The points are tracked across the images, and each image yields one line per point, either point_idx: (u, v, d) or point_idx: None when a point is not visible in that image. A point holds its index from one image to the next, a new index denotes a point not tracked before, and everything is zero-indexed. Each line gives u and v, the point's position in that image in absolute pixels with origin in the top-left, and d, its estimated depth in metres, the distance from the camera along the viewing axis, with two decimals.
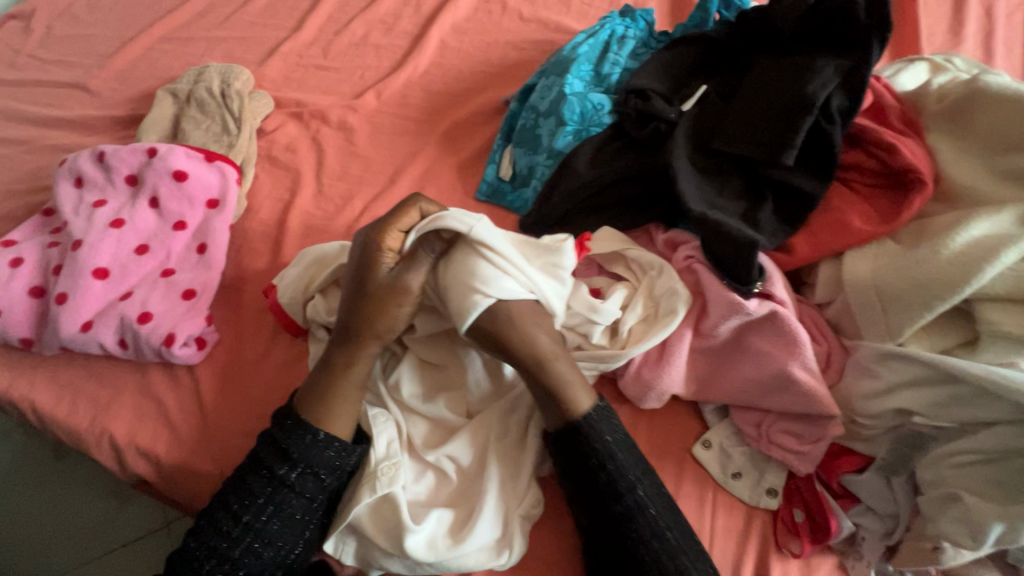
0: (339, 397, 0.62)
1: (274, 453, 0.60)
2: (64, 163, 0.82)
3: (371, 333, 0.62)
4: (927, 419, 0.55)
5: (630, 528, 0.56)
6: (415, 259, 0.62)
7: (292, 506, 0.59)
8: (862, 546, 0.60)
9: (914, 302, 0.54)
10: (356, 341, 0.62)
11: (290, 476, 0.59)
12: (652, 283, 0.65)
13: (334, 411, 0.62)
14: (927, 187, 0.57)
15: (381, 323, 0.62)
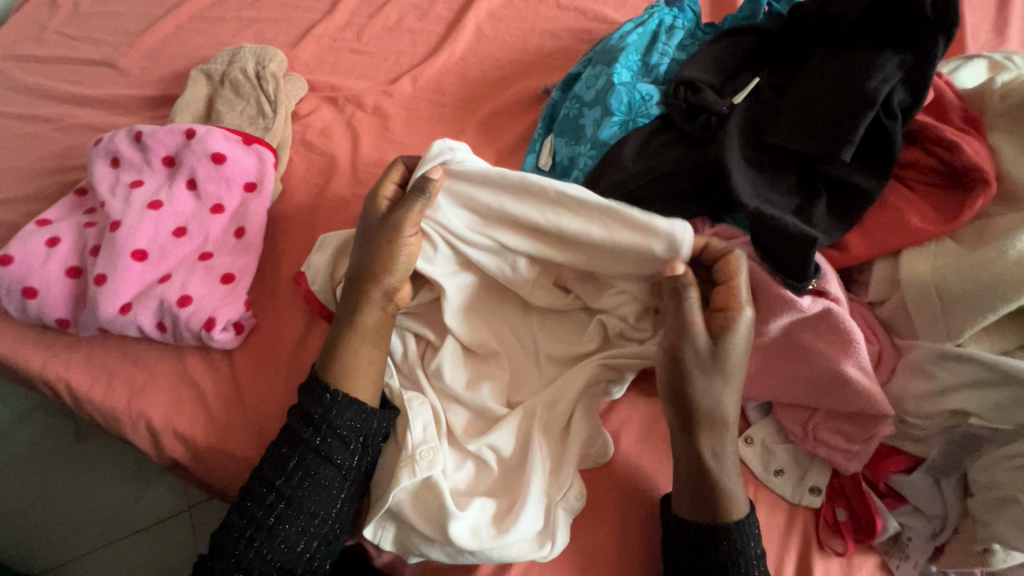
0: (355, 359, 0.63)
1: (299, 421, 0.61)
2: (101, 143, 0.81)
3: (370, 282, 0.64)
4: (984, 420, 0.55)
5: (709, 504, 0.57)
6: (404, 206, 0.63)
7: (322, 472, 0.60)
8: (908, 547, 0.59)
9: (978, 303, 0.54)
10: (360, 296, 0.64)
11: (316, 441, 0.60)
12: None
13: (355, 374, 0.63)
14: (991, 188, 0.57)
15: (382, 269, 0.63)
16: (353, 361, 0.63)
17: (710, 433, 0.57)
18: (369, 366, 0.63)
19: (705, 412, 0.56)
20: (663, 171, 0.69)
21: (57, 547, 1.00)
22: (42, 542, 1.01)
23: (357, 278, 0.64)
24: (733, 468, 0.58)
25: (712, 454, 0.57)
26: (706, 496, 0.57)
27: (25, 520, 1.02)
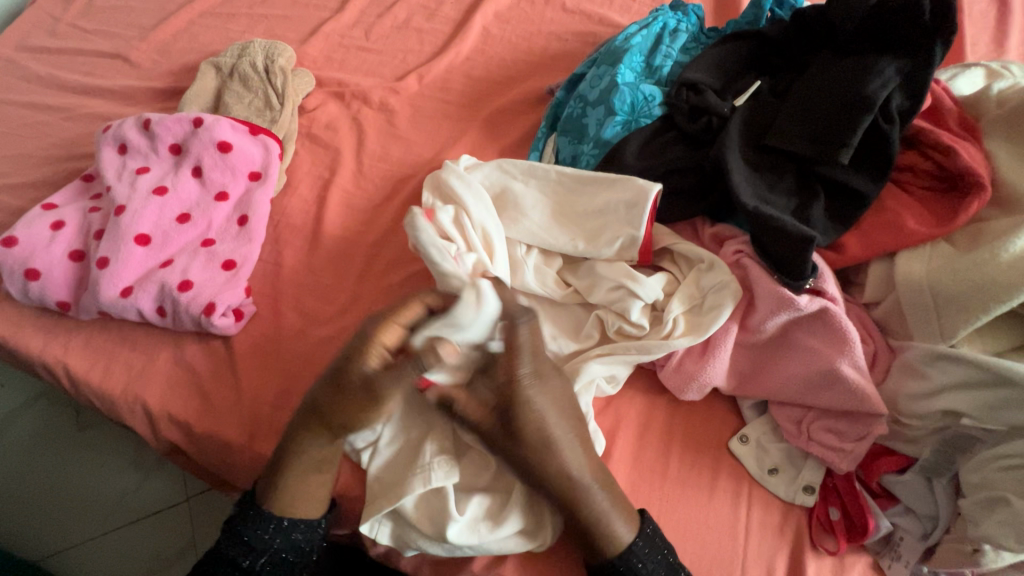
0: (298, 487, 0.61)
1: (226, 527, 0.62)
2: (109, 130, 0.82)
3: (317, 425, 0.60)
4: (975, 421, 0.55)
5: (591, 542, 0.58)
6: (404, 369, 0.57)
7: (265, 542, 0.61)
8: (899, 547, 0.60)
9: (972, 304, 0.54)
10: (296, 441, 0.61)
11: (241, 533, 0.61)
12: (699, 276, 0.65)
13: (294, 500, 0.61)
14: (986, 192, 0.58)
15: (340, 422, 0.59)
16: (290, 488, 0.61)
17: (566, 482, 0.57)
18: (317, 488, 0.62)
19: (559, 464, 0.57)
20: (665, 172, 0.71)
21: (56, 535, 1.01)
22: (43, 529, 1.01)
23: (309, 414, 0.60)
24: (619, 504, 0.58)
25: (576, 500, 0.57)
26: (587, 535, 0.58)
27: (25, 507, 1.03)
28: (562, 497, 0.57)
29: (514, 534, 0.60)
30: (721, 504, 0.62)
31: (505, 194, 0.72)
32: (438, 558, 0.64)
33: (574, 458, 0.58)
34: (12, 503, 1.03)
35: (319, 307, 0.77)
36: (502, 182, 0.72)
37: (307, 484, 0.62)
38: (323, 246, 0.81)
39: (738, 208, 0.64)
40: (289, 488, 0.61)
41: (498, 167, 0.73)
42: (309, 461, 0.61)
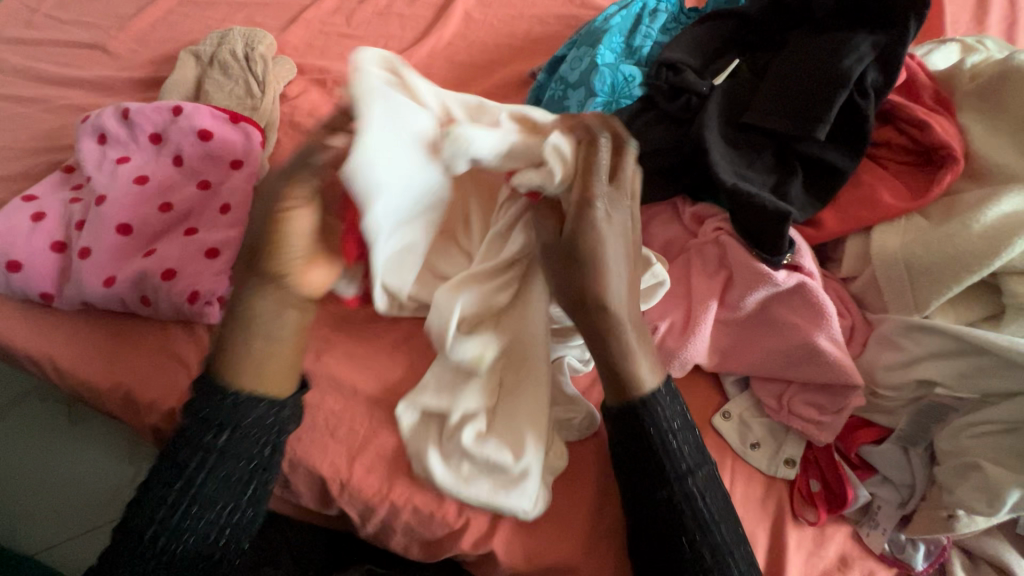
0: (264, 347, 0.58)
1: (200, 422, 0.56)
2: (87, 120, 0.82)
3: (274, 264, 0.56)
4: (949, 390, 0.56)
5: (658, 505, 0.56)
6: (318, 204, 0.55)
7: (226, 471, 0.56)
8: (877, 515, 0.62)
9: (944, 274, 0.55)
10: (255, 271, 0.57)
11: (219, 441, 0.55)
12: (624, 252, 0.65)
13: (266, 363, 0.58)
14: (959, 164, 0.59)
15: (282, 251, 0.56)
16: (238, 340, 0.58)
17: (601, 312, 0.56)
18: (271, 355, 0.59)
19: (632, 367, 0.57)
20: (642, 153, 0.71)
21: (57, 528, 1.01)
22: (45, 523, 1.02)
23: (247, 248, 0.58)
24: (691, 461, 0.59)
25: (616, 323, 0.57)
26: (616, 361, 0.57)
27: (22, 502, 1.03)
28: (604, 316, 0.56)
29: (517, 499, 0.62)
30: None
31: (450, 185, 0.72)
32: (429, 537, 0.65)
33: (625, 309, 0.57)
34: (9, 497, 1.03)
35: None
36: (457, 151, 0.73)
37: (261, 353, 0.58)
38: None
39: (717, 186, 0.65)
40: (243, 331, 0.58)
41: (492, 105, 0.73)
42: (276, 321, 0.59)
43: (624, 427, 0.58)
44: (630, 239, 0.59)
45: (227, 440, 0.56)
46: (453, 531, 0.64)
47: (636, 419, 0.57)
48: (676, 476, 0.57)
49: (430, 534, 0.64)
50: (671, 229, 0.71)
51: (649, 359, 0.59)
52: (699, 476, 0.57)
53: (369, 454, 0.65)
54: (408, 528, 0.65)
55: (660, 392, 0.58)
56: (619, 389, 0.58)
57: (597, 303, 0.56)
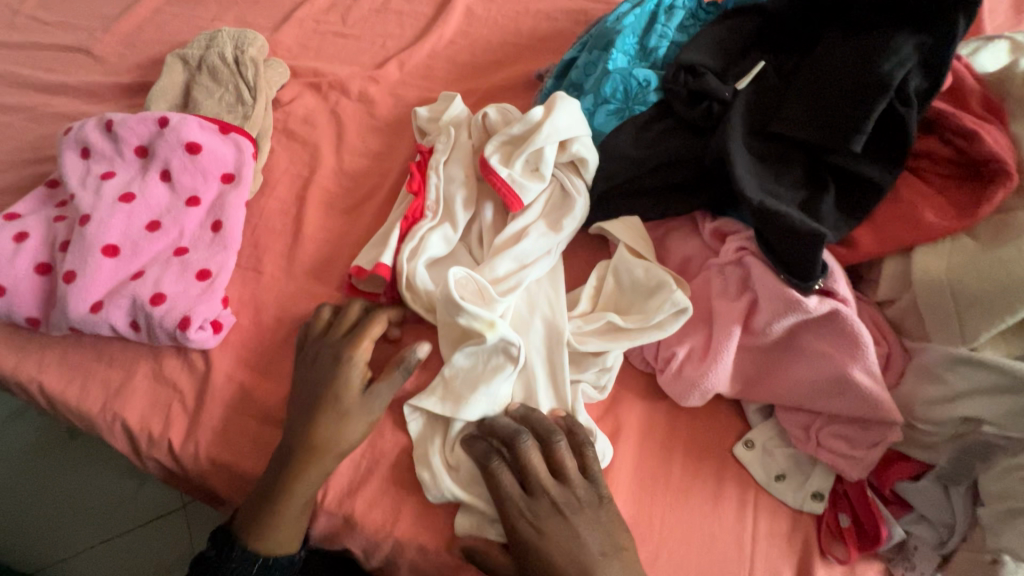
0: (278, 521, 0.59)
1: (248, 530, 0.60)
2: (70, 132, 0.77)
3: (325, 448, 0.60)
4: (997, 429, 0.51)
5: None
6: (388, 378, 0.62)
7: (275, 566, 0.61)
8: (913, 555, 0.58)
9: (995, 305, 0.50)
10: (302, 461, 0.59)
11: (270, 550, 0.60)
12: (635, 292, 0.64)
13: (277, 529, 0.59)
14: (1013, 180, 0.53)
15: (337, 431, 0.60)
16: (266, 519, 0.59)
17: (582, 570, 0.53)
18: (293, 522, 0.60)
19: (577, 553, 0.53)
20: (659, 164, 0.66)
21: (52, 547, 0.99)
22: (40, 542, 0.99)
23: (294, 447, 0.59)
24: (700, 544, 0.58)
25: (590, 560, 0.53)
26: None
27: (17, 520, 1.00)
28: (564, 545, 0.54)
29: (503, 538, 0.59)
30: (725, 512, 0.59)
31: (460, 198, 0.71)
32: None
33: (594, 543, 0.54)
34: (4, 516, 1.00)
35: (301, 316, 0.73)
36: (467, 165, 0.73)
37: (282, 524, 0.59)
38: (303, 250, 0.77)
39: (741, 203, 0.60)
40: (269, 513, 0.59)
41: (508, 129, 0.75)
42: (303, 486, 0.59)
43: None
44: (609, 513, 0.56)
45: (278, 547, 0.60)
46: (460, 570, 0.60)
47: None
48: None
49: (437, 574, 0.61)
50: (690, 246, 0.67)
51: (603, 535, 0.55)
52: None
53: (371, 490, 0.62)
54: (413, 566, 0.62)
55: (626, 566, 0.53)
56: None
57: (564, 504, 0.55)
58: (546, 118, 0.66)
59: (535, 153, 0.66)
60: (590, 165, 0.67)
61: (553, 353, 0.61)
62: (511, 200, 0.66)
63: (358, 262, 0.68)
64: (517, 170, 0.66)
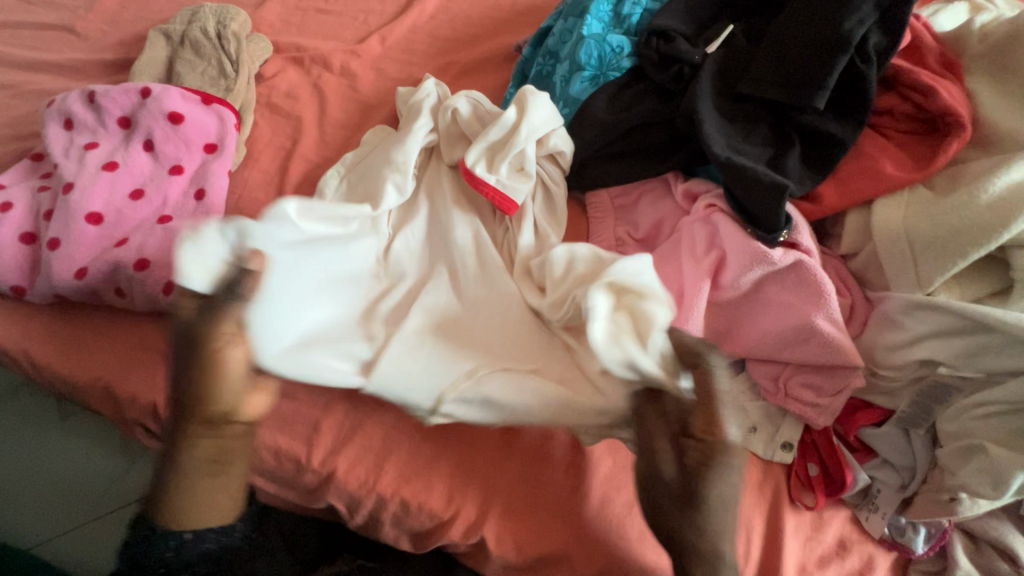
0: (201, 487, 0.50)
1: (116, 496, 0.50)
2: (53, 105, 0.78)
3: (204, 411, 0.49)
4: (952, 369, 0.54)
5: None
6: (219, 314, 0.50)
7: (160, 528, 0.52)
8: (877, 499, 0.60)
9: (949, 249, 0.52)
10: (187, 430, 0.49)
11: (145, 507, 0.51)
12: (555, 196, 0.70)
13: (191, 505, 0.49)
14: (966, 131, 0.55)
15: (216, 404, 0.49)
16: (187, 492, 0.49)
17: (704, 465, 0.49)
18: (217, 496, 0.51)
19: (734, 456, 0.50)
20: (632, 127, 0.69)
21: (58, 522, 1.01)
22: (46, 517, 1.01)
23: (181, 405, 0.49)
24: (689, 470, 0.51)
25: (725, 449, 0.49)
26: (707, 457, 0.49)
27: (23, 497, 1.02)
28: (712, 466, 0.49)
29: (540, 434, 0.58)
30: None
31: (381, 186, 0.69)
32: (417, 528, 0.63)
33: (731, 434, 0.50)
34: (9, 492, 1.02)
35: None
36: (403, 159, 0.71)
37: (215, 496, 0.50)
38: None
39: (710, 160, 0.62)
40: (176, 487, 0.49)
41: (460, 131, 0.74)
42: (193, 455, 0.49)
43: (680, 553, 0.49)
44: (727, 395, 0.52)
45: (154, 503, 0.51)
46: (442, 523, 0.62)
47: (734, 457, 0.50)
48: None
49: (419, 527, 0.63)
50: (661, 207, 0.69)
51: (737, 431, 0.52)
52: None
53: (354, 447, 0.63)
54: (396, 520, 0.63)
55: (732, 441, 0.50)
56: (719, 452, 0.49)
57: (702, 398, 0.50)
58: (520, 120, 0.66)
59: (517, 154, 0.66)
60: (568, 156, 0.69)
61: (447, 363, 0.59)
62: (504, 205, 0.66)
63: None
64: (503, 174, 0.66)
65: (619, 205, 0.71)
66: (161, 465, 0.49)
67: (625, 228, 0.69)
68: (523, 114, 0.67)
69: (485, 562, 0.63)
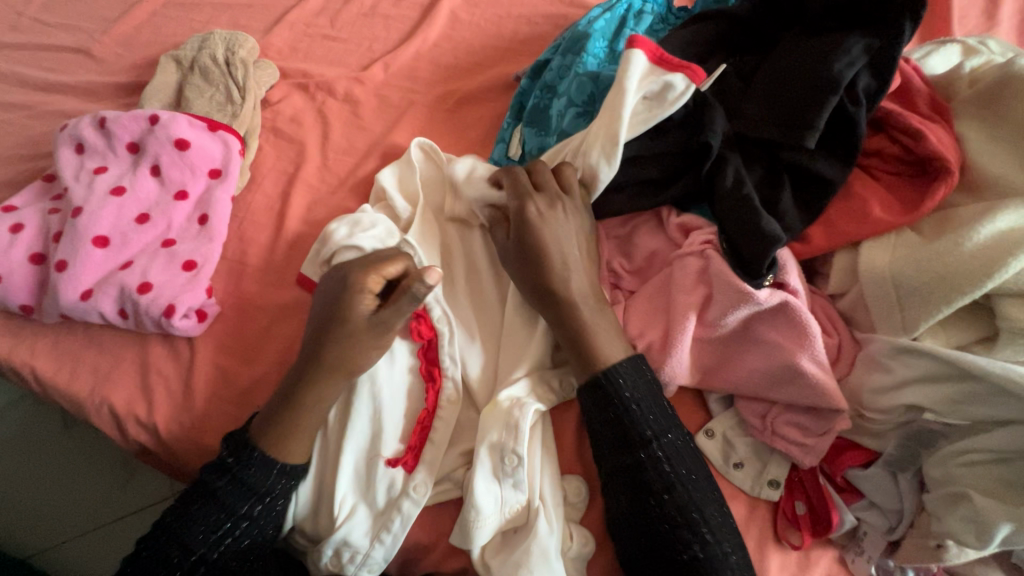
0: (299, 434, 0.62)
1: (238, 491, 0.60)
2: (65, 129, 0.81)
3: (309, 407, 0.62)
4: (937, 415, 0.54)
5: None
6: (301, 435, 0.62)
7: (251, 536, 0.61)
8: (863, 542, 0.59)
9: (933, 295, 0.52)
10: (296, 420, 0.62)
11: (254, 510, 0.60)
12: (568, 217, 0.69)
13: (292, 446, 0.62)
14: (954, 176, 0.56)
15: (309, 404, 0.62)
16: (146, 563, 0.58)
17: (570, 315, 0.61)
18: (305, 437, 0.62)
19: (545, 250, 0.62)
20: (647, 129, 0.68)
21: (43, 534, 1.02)
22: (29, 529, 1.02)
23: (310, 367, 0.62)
24: (613, 334, 0.61)
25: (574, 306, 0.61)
26: (582, 342, 0.60)
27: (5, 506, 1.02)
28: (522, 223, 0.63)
29: (549, 481, 0.63)
30: None
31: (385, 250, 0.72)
32: (404, 555, 0.64)
33: (577, 282, 0.62)
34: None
35: (282, 306, 0.76)
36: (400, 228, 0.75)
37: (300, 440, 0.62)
38: (285, 243, 0.80)
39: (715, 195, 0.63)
40: (288, 420, 0.61)
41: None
42: (318, 403, 0.62)
43: (591, 399, 0.60)
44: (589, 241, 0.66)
45: (261, 509, 0.61)
46: (430, 547, 0.63)
47: (608, 388, 0.59)
48: (680, 518, 0.55)
49: (406, 553, 0.64)
50: (654, 240, 0.69)
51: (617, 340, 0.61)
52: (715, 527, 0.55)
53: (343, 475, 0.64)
54: None
55: (623, 367, 0.59)
56: (583, 367, 0.61)
57: (597, 304, 0.62)
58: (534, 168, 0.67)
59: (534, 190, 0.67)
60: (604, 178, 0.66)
61: (372, 466, 0.63)
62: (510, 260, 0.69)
63: (302, 270, 0.76)
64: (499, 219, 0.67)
65: (614, 237, 0.72)
66: (286, 412, 0.61)
67: (618, 258, 0.71)
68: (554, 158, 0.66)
69: None
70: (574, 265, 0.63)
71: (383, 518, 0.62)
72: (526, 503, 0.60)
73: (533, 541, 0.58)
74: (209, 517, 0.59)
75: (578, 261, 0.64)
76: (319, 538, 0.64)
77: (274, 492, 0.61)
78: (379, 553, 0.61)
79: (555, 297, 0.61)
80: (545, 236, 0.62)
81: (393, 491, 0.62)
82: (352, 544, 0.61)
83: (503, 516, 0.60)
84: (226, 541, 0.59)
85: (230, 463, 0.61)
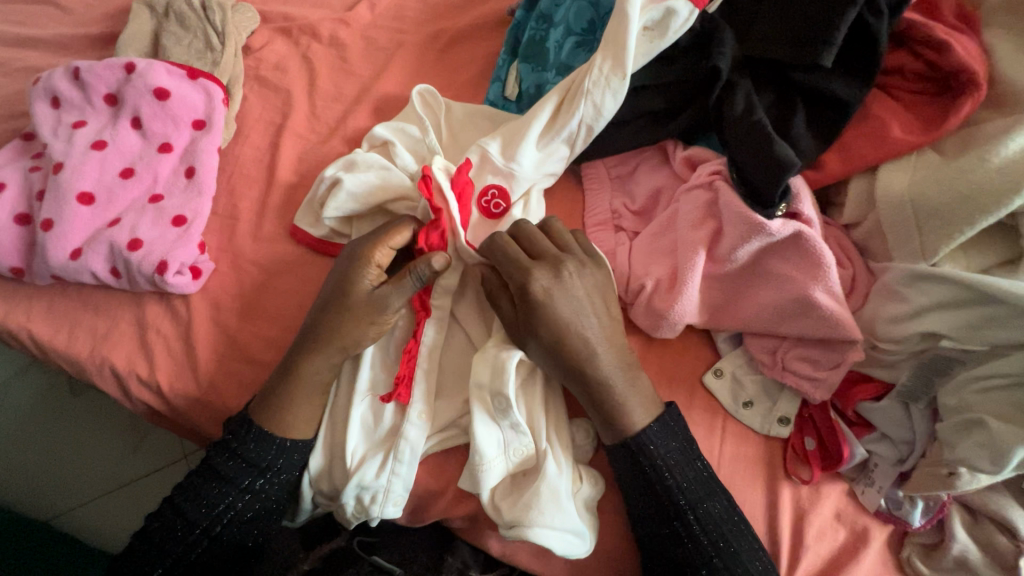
0: (300, 404, 0.61)
1: (237, 465, 0.60)
2: (38, 81, 0.77)
3: (303, 377, 0.60)
4: (955, 341, 0.52)
5: (676, 531, 0.56)
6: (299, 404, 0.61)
7: (252, 511, 0.61)
8: (873, 473, 0.59)
9: (955, 216, 0.50)
10: (288, 386, 0.60)
11: (255, 485, 0.60)
12: (558, 147, 0.66)
13: (292, 419, 0.61)
14: (981, 91, 0.53)
15: (305, 378, 0.60)
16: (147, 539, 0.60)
17: (590, 385, 0.57)
18: (303, 409, 0.61)
19: (565, 330, 0.57)
20: (654, 57, 0.65)
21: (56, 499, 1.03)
22: (41, 493, 1.03)
23: (306, 337, 0.61)
24: (637, 385, 0.58)
25: (600, 380, 0.57)
26: (608, 410, 0.57)
27: (22, 473, 1.04)
28: (527, 305, 0.57)
29: (554, 424, 0.62)
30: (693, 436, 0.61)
31: (392, 195, 0.69)
32: (415, 500, 0.65)
33: (598, 352, 0.57)
34: (12, 464, 1.04)
35: (277, 259, 0.74)
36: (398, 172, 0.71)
37: (298, 409, 0.61)
38: (277, 195, 0.77)
39: (724, 125, 0.61)
40: (287, 393, 0.60)
41: (479, 114, 0.75)
42: (316, 375, 0.61)
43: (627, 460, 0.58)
44: (595, 298, 0.59)
45: (263, 483, 0.61)
46: (440, 493, 0.63)
47: (642, 454, 0.56)
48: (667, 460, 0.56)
49: (417, 498, 0.64)
50: (658, 176, 0.67)
51: (647, 402, 0.58)
52: (684, 448, 0.57)
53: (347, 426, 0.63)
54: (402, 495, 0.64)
55: (652, 430, 0.57)
56: (608, 429, 0.58)
57: (623, 365, 0.58)
58: (540, 116, 0.65)
59: (542, 140, 0.65)
60: (606, 110, 0.63)
61: (379, 415, 0.62)
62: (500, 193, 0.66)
63: (296, 222, 0.75)
64: (495, 154, 0.65)
65: (615, 176, 0.69)
66: (280, 378, 0.61)
67: (622, 199, 0.68)
68: (566, 108, 0.64)
69: (482, 536, 0.65)
70: (590, 335, 0.57)
71: (388, 450, 0.61)
72: (535, 443, 0.60)
73: (543, 482, 0.58)
74: (212, 490, 0.60)
75: (592, 334, 0.58)
76: (337, 495, 0.64)
77: (275, 467, 0.61)
78: (399, 485, 0.61)
79: (567, 353, 0.57)
80: (561, 313, 0.57)
81: (396, 424, 0.62)
82: (369, 486, 0.60)
83: (506, 456, 0.60)
84: (230, 512, 0.60)
85: (231, 438, 0.61)
